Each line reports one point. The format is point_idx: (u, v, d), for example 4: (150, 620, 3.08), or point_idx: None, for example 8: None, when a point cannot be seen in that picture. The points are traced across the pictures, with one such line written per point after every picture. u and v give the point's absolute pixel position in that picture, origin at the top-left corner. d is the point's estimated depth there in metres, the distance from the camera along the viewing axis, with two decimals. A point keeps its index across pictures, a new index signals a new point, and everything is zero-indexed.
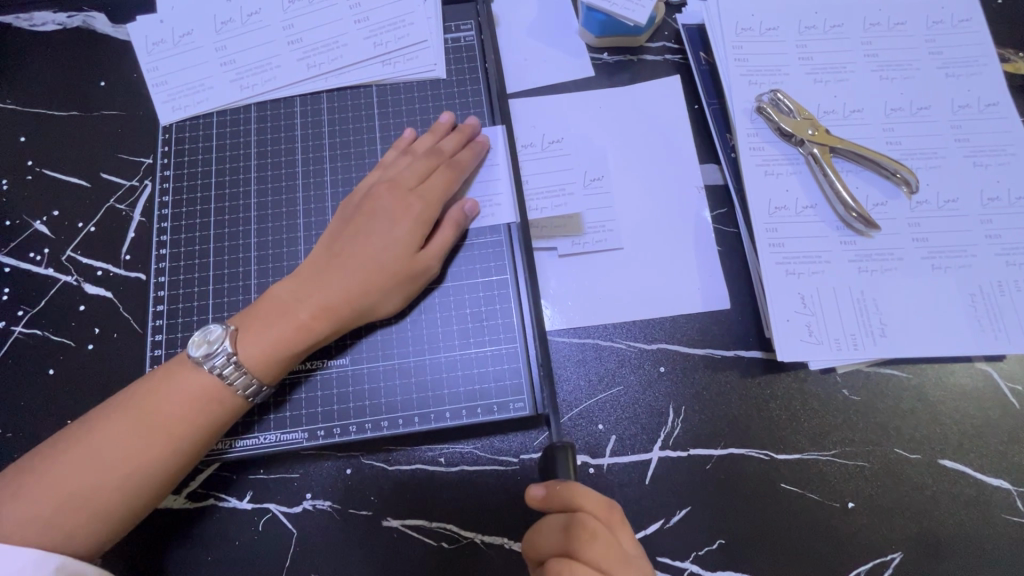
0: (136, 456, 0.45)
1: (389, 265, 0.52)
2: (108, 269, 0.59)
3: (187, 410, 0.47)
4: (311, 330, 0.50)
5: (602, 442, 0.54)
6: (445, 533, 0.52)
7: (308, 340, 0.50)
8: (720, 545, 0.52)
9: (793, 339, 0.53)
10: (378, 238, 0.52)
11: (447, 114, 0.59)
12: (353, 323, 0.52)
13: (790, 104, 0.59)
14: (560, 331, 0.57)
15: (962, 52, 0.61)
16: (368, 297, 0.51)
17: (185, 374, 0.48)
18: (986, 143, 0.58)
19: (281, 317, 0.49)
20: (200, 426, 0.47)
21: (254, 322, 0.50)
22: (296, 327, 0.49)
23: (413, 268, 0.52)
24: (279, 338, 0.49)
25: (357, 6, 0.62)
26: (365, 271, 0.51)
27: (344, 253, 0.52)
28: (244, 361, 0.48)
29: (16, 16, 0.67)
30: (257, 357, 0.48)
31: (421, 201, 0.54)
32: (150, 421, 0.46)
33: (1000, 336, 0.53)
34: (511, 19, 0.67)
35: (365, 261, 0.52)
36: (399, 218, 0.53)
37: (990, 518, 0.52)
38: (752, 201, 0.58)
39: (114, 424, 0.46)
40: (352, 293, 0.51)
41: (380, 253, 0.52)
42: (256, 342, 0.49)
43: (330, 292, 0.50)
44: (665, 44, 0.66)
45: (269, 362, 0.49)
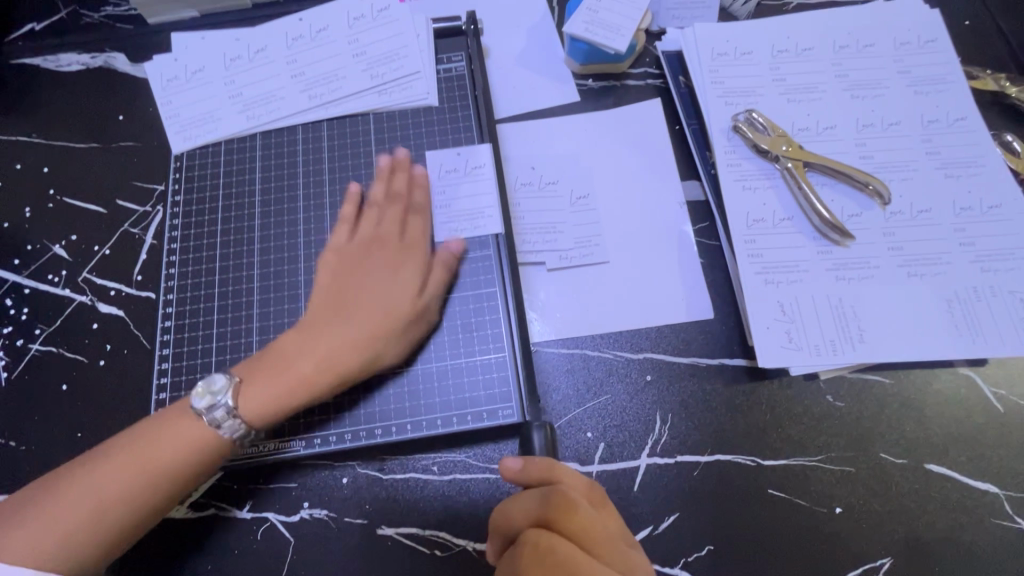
0: (134, 495, 0.47)
1: (389, 312, 0.54)
2: (121, 289, 0.62)
3: (184, 456, 0.48)
4: (316, 381, 0.51)
5: (591, 450, 0.55)
6: (438, 541, 0.53)
7: (310, 395, 0.51)
8: (709, 551, 0.52)
9: (774, 346, 0.55)
10: (375, 289, 0.55)
11: (403, 151, 0.62)
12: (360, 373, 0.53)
13: (764, 122, 0.62)
14: (549, 341, 0.59)
15: (929, 71, 0.65)
16: (369, 350, 0.53)
17: (185, 422, 0.49)
18: (957, 156, 0.61)
19: (283, 372, 0.51)
20: (197, 469, 0.49)
21: (255, 376, 0.51)
22: (299, 383, 0.51)
23: (412, 313, 0.55)
24: (284, 392, 0.51)
25: (355, 42, 0.67)
26: (368, 322, 0.53)
27: (342, 306, 0.54)
28: (242, 413, 0.50)
29: (45, 58, 0.73)
30: (261, 412, 0.50)
31: (408, 251, 0.57)
32: (148, 464, 0.48)
33: (978, 341, 0.54)
34: (501, 50, 0.72)
35: (364, 312, 0.54)
36: (391, 267, 0.56)
37: (981, 522, 0.52)
38: (730, 213, 0.60)
39: (115, 463, 0.47)
40: (353, 347, 0.52)
41: (380, 304, 0.54)
42: (257, 397, 0.50)
43: (331, 346, 0.52)
44: (646, 70, 0.69)
45: (274, 415, 0.51)
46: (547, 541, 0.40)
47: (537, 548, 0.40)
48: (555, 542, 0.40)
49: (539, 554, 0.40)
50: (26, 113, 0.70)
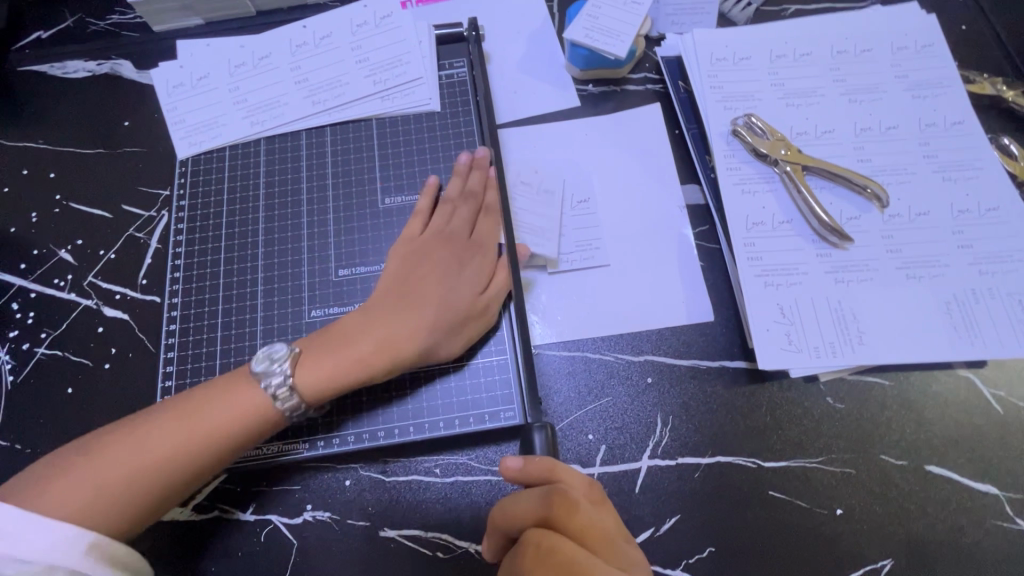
0: (177, 456, 0.47)
1: (452, 309, 0.54)
2: (126, 293, 0.63)
3: (231, 427, 0.49)
4: (374, 363, 0.52)
5: (592, 452, 0.55)
6: (440, 543, 0.53)
7: (365, 374, 0.52)
8: (711, 553, 0.52)
9: (773, 348, 0.55)
10: (440, 280, 0.56)
11: (483, 150, 0.63)
12: (415, 364, 0.53)
13: (763, 126, 0.63)
14: (551, 344, 0.59)
15: (926, 75, 0.65)
16: (427, 337, 0.53)
17: (240, 391, 0.50)
18: (954, 159, 0.61)
19: (343, 349, 0.52)
20: (240, 438, 0.49)
21: (316, 350, 0.52)
22: (356, 361, 0.52)
23: (474, 312, 0.55)
24: (344, 369, 0.51)
25: (359, 48, 0.67)
26: (428, 309, 0.54)
27: (409, 293, 0.55)
28: (302, 388, 0.50)
29: (51, 65, 0.74)
30: (316, 387, 0.51)
31: (477, 249, 0.58)
32: (198, 431, 0.48)
33: (977, 342, 0.54)
34: (502, 56, 0.73)
35: (427, 300, 0.54)
36: (462, 267, 0.57)
37: (981, 524, 0.52)
38: (729, 216, 0.61)
39: (164, 423, 0.48)
40: (412, 332, 0.53)
41: (444, 295, 0.55)
42: (314, 371, 0.51)
43: (392, 329, 0.53)
44: (645, 75, 0.70)
45: (329, 391, 0.51)
46: (549, 541, 0.41)
47: (539, 547, 0.40)
48: (557, 541, 0.41)
49: (542, 553, 0.40)
50: (32, 120, 0.71)
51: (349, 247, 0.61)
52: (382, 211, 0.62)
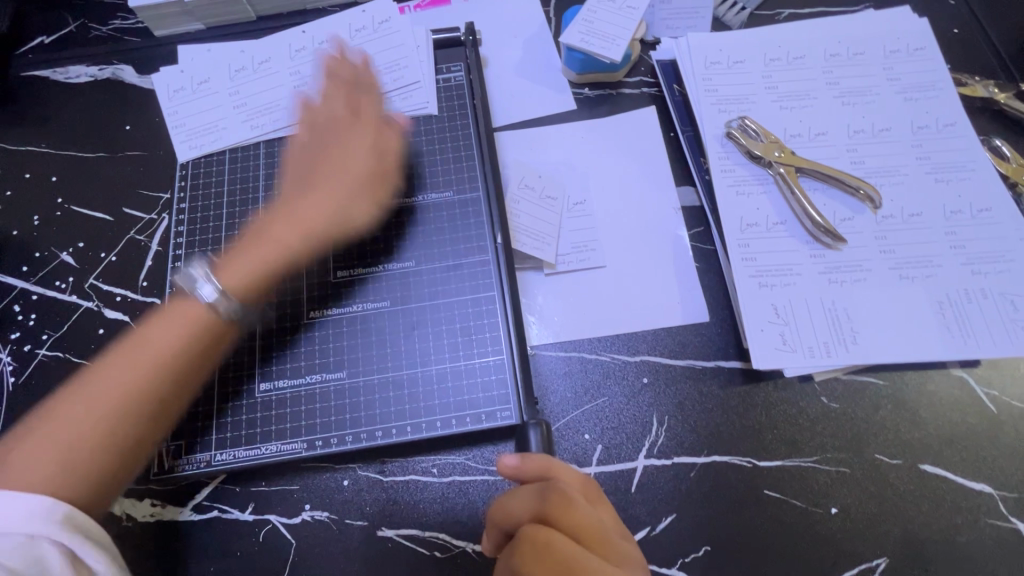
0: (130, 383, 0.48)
1: (366, 164, 0.61)
2: (127, 295, 0.63)
3: (184, 344, 0.51)
4: (294, 248, 0.58)
5: (589, 452, 0.56)
6: (438, 542, 0.54)
7: (287, 262, 0.57)
8: (706, 551, 0.52)
9: (768, 347, 0.56)
10: (342, 159, 0.61)
11: (338, 42, 0.67)
12: (343, 241, 0.60)
13: (757, 129, 0.64)
14: (547, 344, 0.60)
15: (918, 78, 0.66)
16: (341, 212, 0.59)
17: (174, 313, 0.52)
18: (946, 161, 0.62)
19: (263, 248, 0.57)
20: (189, 350, 0.51)
21: (236, 255, 0.57)
22: (275, 254, 0.57)
23: (381, 169, 0.62)
24: (263, 258, 0.57)
25: (357, 53, 0.68)
26: (337, 192, 0.60)
27: (314, 180, 0.60)
28: (229, 285, 0.55)
29: (54, 71, 0.75)
30: (243, 281, 0.55)
31: (369, 125, 0.62)
32: (145, 355, 0.50)
33: (970, 342, 0.55)
34: (500, 60, 0.73)
35: (334, 185, 0.60)
36: (355, 137, 0.62)
37: (975, 522, 0.52)
38: (724, 218, 0.61)
39: (110, 364, 0.49)
40: (325, 215, 0.59)
41: (348, 167, 0.61)
42: (238, 271, 0.56)
43: (304, 218, 0.59)
44: (641, 79, 0.71)
45: (264, 284, 0.56)
46: (545, 537, 0.41)
47: (535, 543, 0.41)
48: (552, 538, 0.41)
49: (538, 548, 0.41)
50: (35, 124, 0.72)
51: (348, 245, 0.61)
52: None
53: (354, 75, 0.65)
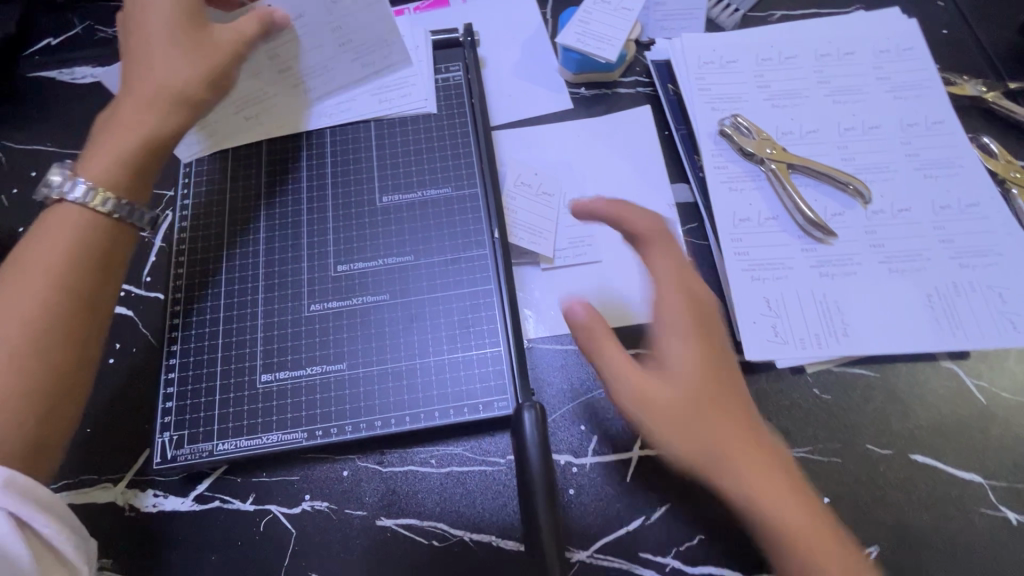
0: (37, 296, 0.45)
1: (178, 20, 0.54)
2: (130, 290, 0.64)
3: (83, 245, 0.48)
4: (142, 121, 0.52)
5: (584, 443, 0.57)
6: (436, 532, 0.54)
7: (140, 135, 0.52)
8: (700, 540, 0.53)
9: (760, 339, 0.57)
10: (153, 17, 0.53)
11: None
12: (184, 99, 0.53)
13: (749, 126, 0.65)
14: (543, 338, 0.61)
15: (908, 77, 0.67)
16: (179, 72, 0.53)
17: (58, 224, 0.48)
18: (935, 157, 0.63)
19: (111, 133, 0.52)
20: (90, 251, 0.48)
21: (92, 152, 0.52)
22: (124, 133, 0.51)
23: (199, 27, 0.54)
24: (118, 141, 0.51)
25: (337, 29, 0.62)
26: (162, 44, 0.53)
27: (140, 50, 0.53)
28: (83, 174, 0.50)
29: (60, 71, 0.76)
30: (103, 165, 0.50)
31: None
32: (46, 267, 0.46)
33: (958, 333, 0.56)
34: (497, 60, 0.75)
35: (156, 46, 0.53)
36: None
37: (965, 510, 0.53)
38: (717, 214, 0.62)
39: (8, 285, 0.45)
40: (161, 76, 0.53)
41: (162, 25, 0.53)
42: (99, 159, 0.51)
43: (144, 90, 0.52)
44: (636, 79, 0.72)
45: (121, 171, 0.51)
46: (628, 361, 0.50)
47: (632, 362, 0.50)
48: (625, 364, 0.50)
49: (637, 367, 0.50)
50: (42, 124, 0.73)
51: (347, 243, 0.63)
52: (379, 209, 0.64)
53: None
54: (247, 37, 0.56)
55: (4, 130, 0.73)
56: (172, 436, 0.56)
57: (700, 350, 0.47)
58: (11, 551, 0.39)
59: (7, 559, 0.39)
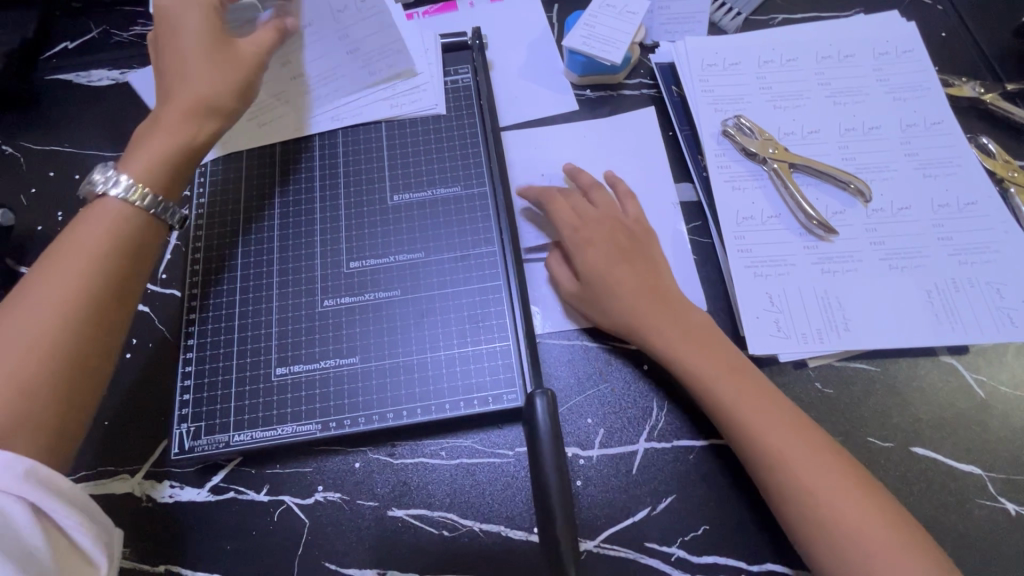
0: (71, 285, 0.46)
1: (210, 32, 0.55)
2: (146, 287, 0.66)
3: (111, 237, 0.49)
4: (180, 127, 0.54)
5: (591, 436, 0.58)
6: (446, 522, 0.55)
7: (178, 141, 0.54)
8: (705, 530, 0.54)
9: (763, 334, 0.58)
10: (183, 29, 0.55)
11: None
12: (216, 109, 0.55)
13: (751, 127, 0.67)
14: (551, 333, 0.62)
15: (907, 79, 0.69)
16: (210, 82, 0.55)
17: (94, 216, 0.50)
18: (934, 157, 0.64)
19: (150, 137, 0.54)
20: (117, 243, 0.49)
21: (132, 154, 0.53)
22: (163, 137, 0.53)
23: (229, 40, 0.56)
24: (157, 146, 0.53)
25: (345, 37, 0.65)
26: (193, 54, 0.55)
27: (170, 58, 0.55)
28: (125, 174, 0.52)
29: (77, 74, 0.78)
30: (142, 167, 0.52)
31: None
32: (78, 258, 0.47)
33: (958, 329, 0.57)
34: (504, 63, 0.77)
35: (188, 57, 0.55)
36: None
37: (965, 502, 0.54)
38: (721, 212, 0.64)
39: (41, 277, 0.46)
40: (193, 85, 0.54)
41: (189, 36, 0.55)
42: (139, 161, 0.52)
43: (179, 98, 0.54)
44: (641, 81, 0.74)
45: (162, 175, 0.53)
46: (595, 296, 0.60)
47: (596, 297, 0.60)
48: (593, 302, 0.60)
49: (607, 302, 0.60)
50: (60, 125, 0.75)
51: (359, 240, 0.64)
52: (390, 208, 0.66)
53: None
54: (269, 48, 0.59)
55: (24, 131, 0.75)
56: (189, 427, 0.57)
57: (650, 272, 0.59)
58: (28, 540, 0.39)
59: (23, 547, 0.39)
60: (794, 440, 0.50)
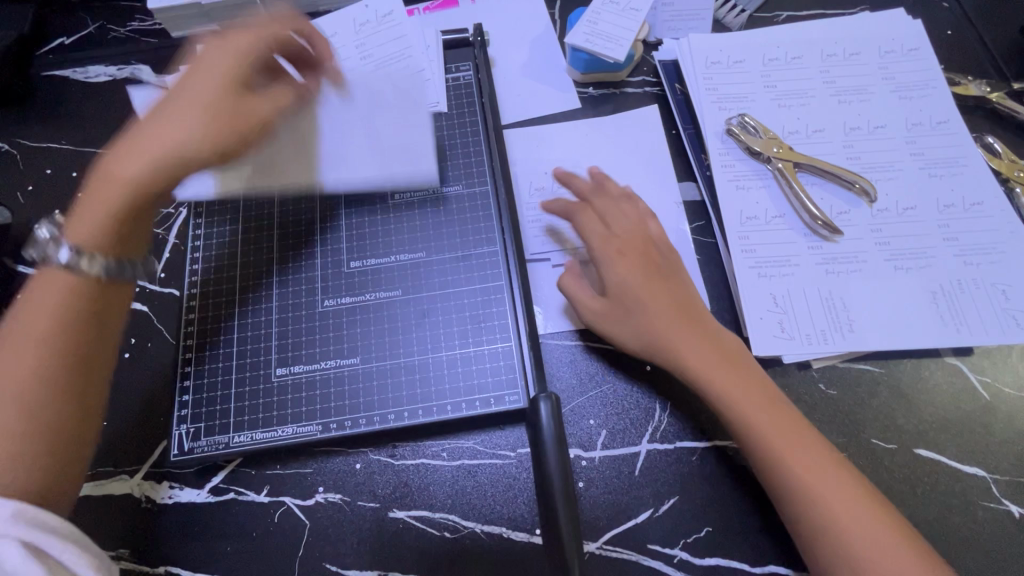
0: (35, 351, 0.44)
1: (222, 86, 0.53)
2: (145, 286, 0.65)
3: (69, 295, 0.47)
4: (136, 179, 0.49)
5: (594, 437, 0.57)
6: (447, 524, 0.55)
7: (128, 197, 0.49)
8: (708, 532, 0.54)
9: (767, 335, 0.58)
10: (198, 77, 0.53)
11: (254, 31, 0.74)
12: (189, 163, 0.51)
13: (756, 126, 0.66)
14: (553, 333, 0.62)
15: (912, 77, 0.68)
16: (192, 134, 0.51)
17: (46, 278, 0.47)
18: (940, 157, 0.64)
19: (104, 186, 0.49)
20: (72, 299, 0.47)
21: (85, 204, 0.49)
22: (116, 189, 0.49)
23: (239, 95, 0.54)
24: (107, 201, 0.49)
25: (361, 48, 0.72)
26: (193, 104, 0.52)
27: (173, 101, 0.53)
28: (66, 237, 0.48)
29: (74, 70, 0.77)
30: (87, 224, 0.48)
31: (248, 39, 0.56)
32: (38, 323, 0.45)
33: (963, 330, 0.57)
34: (506, 60, 0.76)
35: (190, 105, 0.52)
36: (221, 55, 0.54)
37: (969, 505, 0.54)
38: (725, 212, 0.63)
39: (6, 347, 0.45)
40: (172, 136, 0.51)
41: (202, 86, 0.53)
42: (86, 218, 0.49)
43: (148, 146, 0.50)
44: (644, 78, 0.73)
45: (105, 234, 0.48)
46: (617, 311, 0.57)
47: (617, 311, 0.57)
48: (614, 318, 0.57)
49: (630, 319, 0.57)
50: (56, 122, 0.74)
51: (359, 239, 0.64)
52: (391, 207, 0.65)
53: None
54: (280, 108, 0.57)
55: (21, 128, 0.74)
56: (189, 428, 0.57)
57: (679, 291, 0.57)
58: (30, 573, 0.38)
59: None
60: (802, 442, 0.50)
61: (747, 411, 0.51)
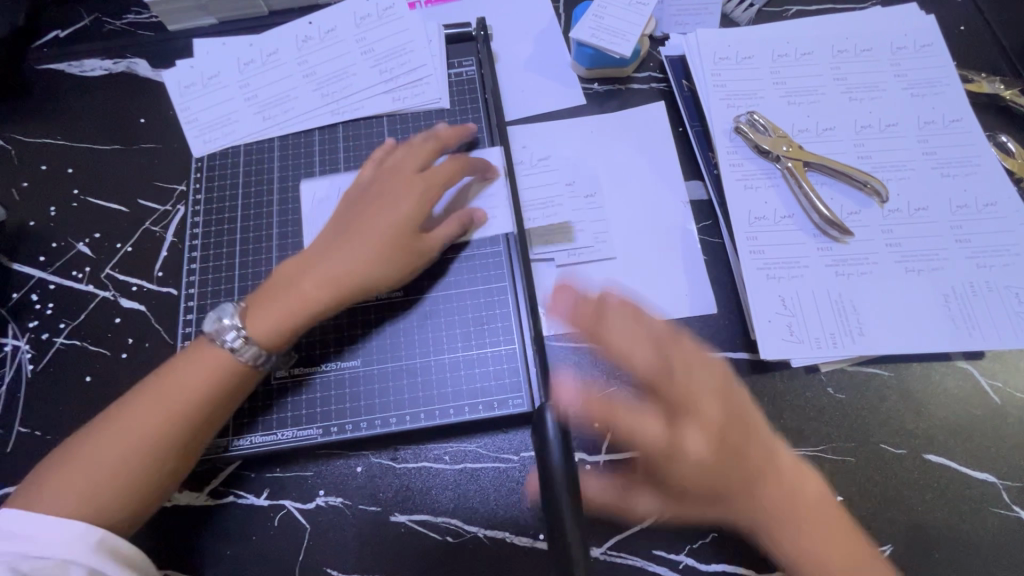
0: (160, 424, 0.49)
1: (404, 224, 0.56)
2: (142, 285, 0.64)
3: (207, 386, 0.50)
4: (318, 297, 0.53)
5: (598, 440, 0.57)
6: (450, 528, 0.54)
7: (310, 310, 0.53)
8: (714, 538, 0.53)
9: (776, 339, 0.57)
10: (380, 206, 0.57)
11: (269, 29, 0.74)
12: (364, 289, 0.55)
13: (765, 124, 0.64)
14: (558, 335, 0.61)
15: (925, 74, 0.67)
16: (371, 267, 0.55)
17: (204, 353, 0.51)
18: (953, 156, 0.63)
19: (285, 291, 0.54)
20: (212, 392, 0.50)
21: (263, 302, 0.53)
22: (301, 300, 0.53)
23: (416, 235, 0.57)
24: (288, 312, 0.53)
25: (363, 42, 0.70)
26: (374, 233, 0.56)
27: (355, 224, 0.57)
28: (249, 335, 0.52)
29: (68, 64, 0.76)
30: (265, 327, 0.52)
31: (423, 182, 0.58)
32: (172, 400, 0.49)
33: (975, 334, 0.56)
34: (510, 55, 0.74)
35: (371, 232, 0.56)
36: (399, 190, 0.58)
37: (979, 511, 0.53)
38: (734, 212, 0.62)
39: (141, 402, 0.49)
40: (352, 264, 0.55)
41: (385, 217, 0.56)
42: (264, 319, 0.52)
43: (334, 266, 0.54)
44: (650, 74, 0.72)
45: (280, 339, 0.53)
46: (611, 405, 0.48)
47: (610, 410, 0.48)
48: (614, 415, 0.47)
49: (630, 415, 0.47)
50: (52, 117, 0.73)
51: None
52: None
53: (446, 135, 0.62)
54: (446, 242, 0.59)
55: (15, 123, 0.72)
56: None
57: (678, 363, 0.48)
58: None
59: None
60: (780, 500, 0.46)
61: (731, 430, 0.46)
